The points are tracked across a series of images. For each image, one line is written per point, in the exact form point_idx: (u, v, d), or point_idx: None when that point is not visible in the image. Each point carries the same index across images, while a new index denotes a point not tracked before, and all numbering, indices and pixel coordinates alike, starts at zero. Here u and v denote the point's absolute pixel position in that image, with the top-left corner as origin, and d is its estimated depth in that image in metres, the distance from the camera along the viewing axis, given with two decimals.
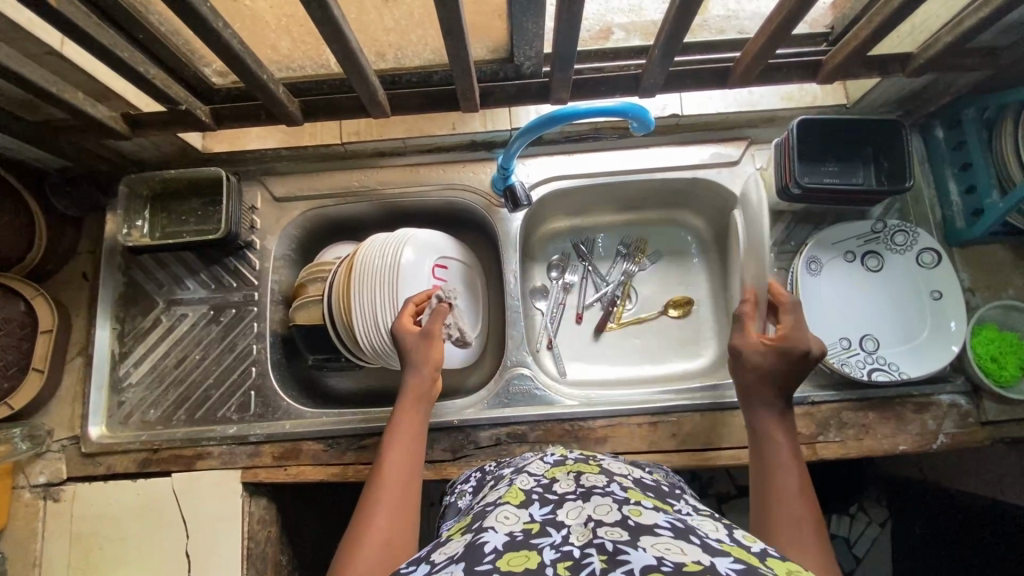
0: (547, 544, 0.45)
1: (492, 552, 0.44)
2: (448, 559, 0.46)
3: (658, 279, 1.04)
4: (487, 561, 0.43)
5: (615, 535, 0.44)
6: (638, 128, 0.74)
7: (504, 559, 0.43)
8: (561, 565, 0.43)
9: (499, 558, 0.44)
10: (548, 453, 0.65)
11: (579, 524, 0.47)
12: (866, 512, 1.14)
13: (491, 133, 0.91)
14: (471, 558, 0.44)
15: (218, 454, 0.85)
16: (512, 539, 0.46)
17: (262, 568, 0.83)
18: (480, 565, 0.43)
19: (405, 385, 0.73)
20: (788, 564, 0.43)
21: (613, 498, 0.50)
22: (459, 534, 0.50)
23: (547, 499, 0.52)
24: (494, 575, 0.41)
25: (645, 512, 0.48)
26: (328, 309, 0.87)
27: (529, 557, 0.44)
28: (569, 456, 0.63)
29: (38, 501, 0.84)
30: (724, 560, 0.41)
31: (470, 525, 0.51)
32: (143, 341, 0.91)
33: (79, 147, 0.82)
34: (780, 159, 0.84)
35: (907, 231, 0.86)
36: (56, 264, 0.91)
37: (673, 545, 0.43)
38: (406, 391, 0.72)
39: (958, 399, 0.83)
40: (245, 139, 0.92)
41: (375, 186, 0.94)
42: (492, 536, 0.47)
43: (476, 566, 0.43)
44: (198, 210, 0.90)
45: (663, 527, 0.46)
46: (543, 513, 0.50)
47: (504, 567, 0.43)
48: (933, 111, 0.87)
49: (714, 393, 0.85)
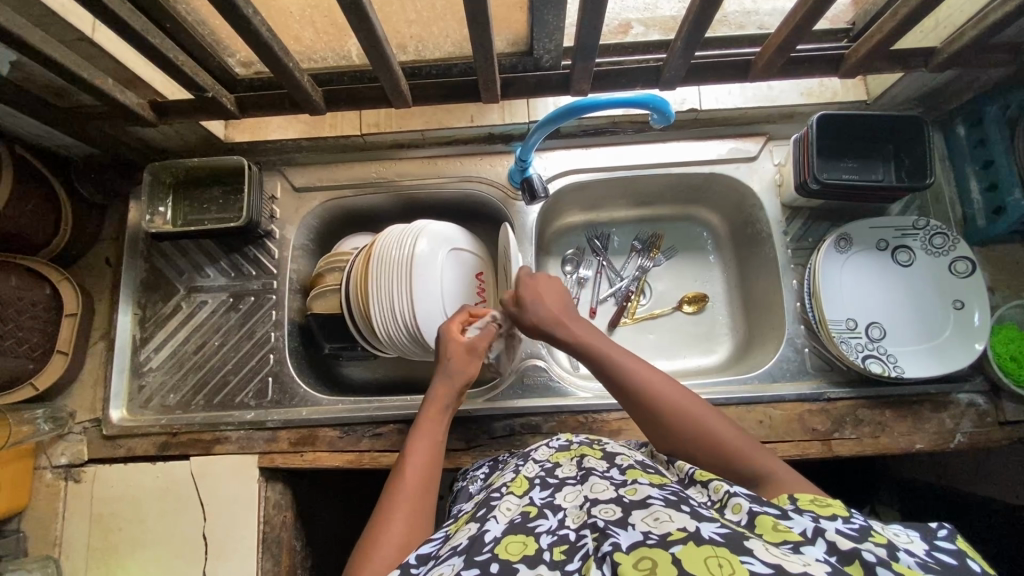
0: (544, 529, 0.47)
1: (491, 541, 0.46)
2: (451, 550, 0.46)
3: (672, 276, 1.04)
4: (486, 551, 0.44)
5: (608, 513, 0.45)
6: (657, 120, 0.74)
7: (502, 547, 0.45)
8: (557, 549, 0.44)
9: (498, 546, 0.45)
10: (554, 439, 0.66)
11: (576, 507, 0.49)
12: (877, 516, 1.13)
13: (508, 126, 0.92)
14: (471, 548, 0.45)
15: (235, 439, 0.86)
16: (511, 524, 0.48)
17: (277, 553, 0.85)
18: (479, 555, 0.44)
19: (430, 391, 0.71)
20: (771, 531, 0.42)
21: (611, 481, 0.51)
22: (463, 525, 0.52)
23: (547, 484, 0.54)
24: (493, 563, 0.43)
25: (640, 488, 0.48)
26: (346, 297, 0.88)
27: (527, 543, 0.45)
28: (575, 440, 0.64)
29: (60, 481, 0.86)
30: (710, 525, 0.40)
31: (476, 514, 0.52)
32: (163, 327, 0.92)
33: (104, 133, 0.83)
34: (799, 155, 0.84)
35: (941, 230, 0.84)
36: (80, 250, 0.93)
37: (662, 514, 0.42)
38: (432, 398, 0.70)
39: (976, 399, 0.82)
40: (266, 129, 0.93)
41: (393, 178, 0.95)
42: (493, 525, 0.48)
43: (476, 556, 0.44)
44: (219, 198, 0.91)
45: (656, 498, 0.45)
46: (542, 497, 0.51)
47: (502, 555, 0.44)
48: (955, 108, 0.86)
49: (729, 388, 0.85)
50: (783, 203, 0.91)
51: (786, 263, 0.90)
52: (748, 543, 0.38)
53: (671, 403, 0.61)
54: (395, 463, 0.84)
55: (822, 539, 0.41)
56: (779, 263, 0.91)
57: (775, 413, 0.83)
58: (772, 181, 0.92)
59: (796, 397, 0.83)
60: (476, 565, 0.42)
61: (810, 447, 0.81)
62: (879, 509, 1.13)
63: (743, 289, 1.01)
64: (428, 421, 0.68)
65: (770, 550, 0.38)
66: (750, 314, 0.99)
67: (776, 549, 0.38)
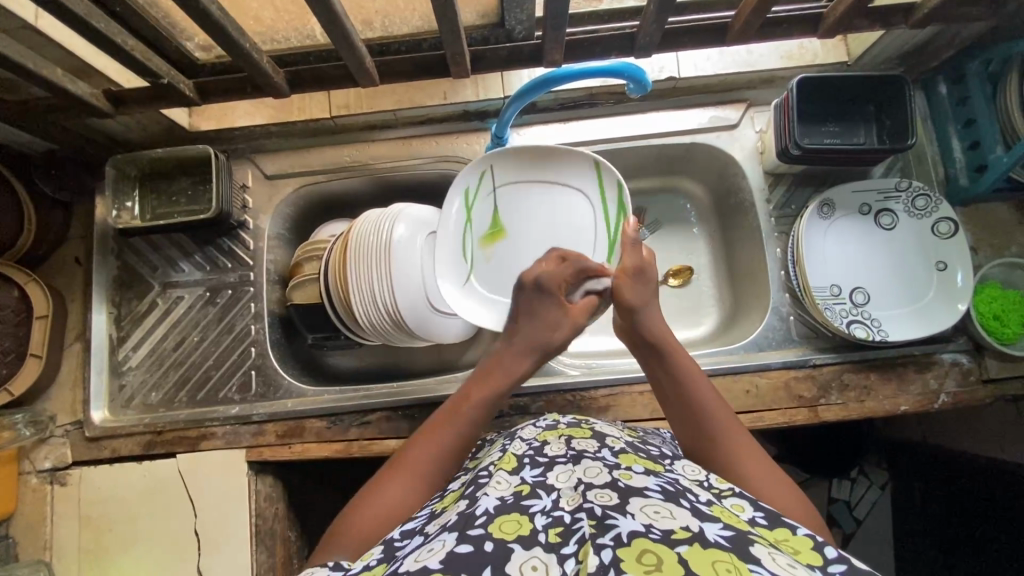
0: (539, 509, 0.46)
1: (484, 516, 0.45)
2: (440, 529, 0.47)
3: (656, 250, 1.04)
4: (479, 525, 0.44)
5: (604, 499, 0.45)
6: (633, 90, 0.72)
7: (496, 525, 0.44)
8: (552, 532, 0.43)
9: (490, 523, 0.44)
10: (539, 419, 0.65)
11: (569, 488, 0.48)
12: (867, 476, 1.20)
13: (483, 102, 0.89)
14: (463, 523, 0.45)
15: (221, 434, 0.85)
16: (504, 502, 0.47)
17: (271, 544, 0.84)
18: (472, 530, 0.44)
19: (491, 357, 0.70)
20: (775, 534, 0.45)
21: (604, 463, 0.51)
22: (451, 503, 0.52)
23: (538, 463, 0.53)
24: (487, 542, 0.42)
25: (635, 475, 0.49)
26: (327, 288, 0.88)
27: (521, 523, 0.44)
28: (561, 421, 0.63)
29: (45, 485, 0.85)
30: (713, 527, 0.42)
31: (465, 494, 0.51)
32: (140, 325, 0.90)
33: (61, 126, 0.79)
34: (780, 121, 0.82)
35: (929, 195, 0.83)
36: (48, 250, 0.89)
37: (663, 508, 0.43)
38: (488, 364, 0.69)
39: (960, 358, 0.83)
40: (232, 116, 0.89)
41: (367, 161, 0.92)
42: (485, 501, 0.48)
43: (469, 531, 0.44)
44: (188, 189, 0.88)
45: (653, 490, 0.46)
46: (534, 476, 0.51)
47: (496, 533, 0.43)
48: (936, 65, 0.84)
49: (716, 358, 0.85)
50: (766, 170, 0.90)
51: (769, 231, 0.89)
52: (753, 549, 0.40)
53: (725, 421, 0.61)
54: (384, 450, 0.83)
55: (828, 544, 0.42)
56: (762, 232, 0.90)
57: (761, 381, 0.83)
58: (754, 149, 0.91)
59: (781, 364, 0.83)
60: (469, 542, 0.42)
61: (796, 414, 0.82)
62: (868, 469, 1.20)
63: (727, 259, 1.01)
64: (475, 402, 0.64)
65: (776, 558, 0.39)
66: (735, 284, 0.99)
67: (784, 559, 0.39)
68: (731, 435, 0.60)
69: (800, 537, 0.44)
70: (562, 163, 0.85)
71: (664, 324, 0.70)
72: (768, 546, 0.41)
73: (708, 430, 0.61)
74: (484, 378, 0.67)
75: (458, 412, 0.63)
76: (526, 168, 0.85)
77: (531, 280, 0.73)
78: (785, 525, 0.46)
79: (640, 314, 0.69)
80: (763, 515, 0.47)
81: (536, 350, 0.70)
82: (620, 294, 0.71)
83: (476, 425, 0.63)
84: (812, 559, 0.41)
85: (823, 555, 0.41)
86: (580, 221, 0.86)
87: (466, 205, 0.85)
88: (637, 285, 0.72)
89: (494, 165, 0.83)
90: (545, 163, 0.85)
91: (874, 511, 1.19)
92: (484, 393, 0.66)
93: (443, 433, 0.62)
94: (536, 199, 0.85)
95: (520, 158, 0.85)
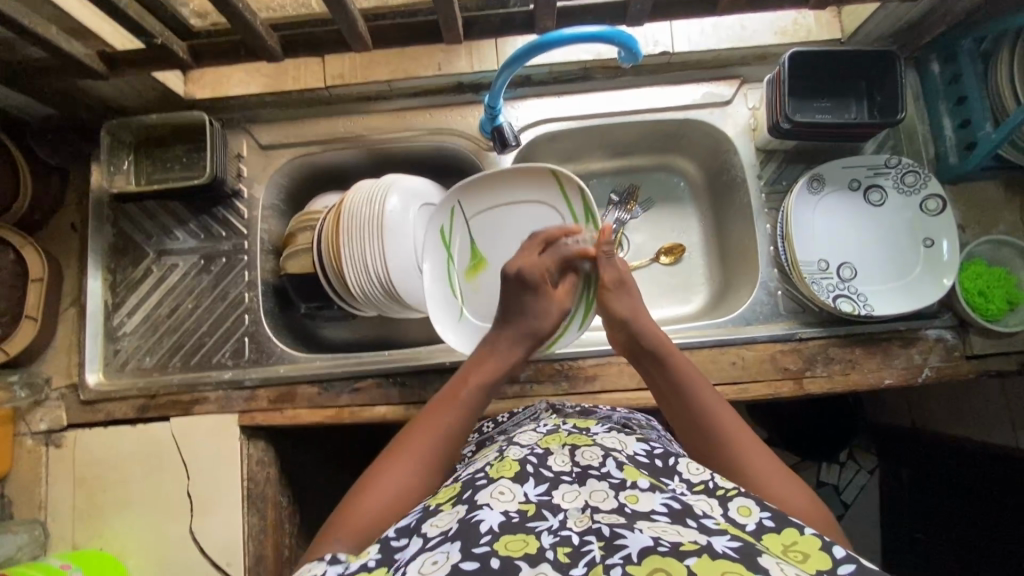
0: (544, 529, 0.48)
1: (488, 532, 0.47)
2: (442, 535, 0.49)
3: (649, 228, 1.05)
4: (485, 543, 0.47)
5: (611, 519, 0.48)
6: (624, 59, 0.72)
7: (501, 543, 0.47)
8: (561, 551, 0.46)
9: (496, 541, 0.47)
10: (541, 423, 0.67)
11: (576, 509, 0.51)
12: (856, 461, 1.25)
13: (477, 74, 0.89)
14: (468, 537, 0.47)
15: (214, 399, 0.87)
16: (509, 519, 0.49)
17: (262, 507, 0.86)
18: (477, 547, 0.46)
19: (487, 343, 0.76)
20: (783, 538, 0.49)
21: (610, 482, 0.53)
22: (450, 504, 0.53)
23: (541, 476, 0.55)
24: (493, 559, 0.45)
25: (641, 496, 0.51)
26: (319, 257, 0.88)
27: (528, 542, 0.47)
28: (563, 426, 0.65)
29: (40, 447, 0.86)
30: (722, 539, 0.46)
31: (462, 497, 0.53)
32: (135, 291, 0.91)
33: (57, 90, 0.80)
34: (771, 96, 0.82)
35: (919, 171, 0.84)
36: (44, 216, 0.90)
37: (669, 528, 0.47)
38: (484, 350, 0.75)
39: (945, 334, 0.84)
40: (227, 84, 0.90)
41: (361, 132, 0.93)
42: (488, 514, 0.49)
43: (474, 548, 0.46)
44: (183, 156, 0.89)
45: (660, 512, 0.50)
46: (538, 494, 0.52)
47: (502, 551, 0.46)
48: (929, 43, 0.85)
49: (703, 331, 0.86)
50: (758, 147, 0.90)
51: (759, 207, 0.90)
52: (761, 559, 0.44)
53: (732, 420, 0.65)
54: (374, 415, 0.84)
55: (834, 544, 0.48)
56: (753, 208, 0.90)
57: (747, 354, 0.84)
58: (746, 126, 0.91)
59: (768, 337, 0.84)
60: (475, 559, 0.45)
61: (781, 385, 0.83)
62: (857, 454, 1.25)
63: (718, 237, 1.02)
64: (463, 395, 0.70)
65: (783, 568, 0.43)
66: (726, 262, 1.00)
67: (788, 567, 0.44)
68: (738, 434, 0.64)
69: (808, 538, 0.49)
70: (518, 185, 0.87)
71: (658, 329, 0.75)
72: (776, 557, 0.45)
73: (715, 431, 0.64)
74: (479, 362, 0.74)
75: (455, 400, 0.69)
76: (489, 195, 0.87)
77: (514, 271, 0.76)
78: (792, 526, 0.50)
79: (633, 324, 0.75)
80: (770, 516, 0.51)
81: (526, 337, 0.76)
82: (613, 310, 0.77)
83: (470, 411, 0.69)
84: (821, 563, 0.46)
85: (831, 556, 0.47)
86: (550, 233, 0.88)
87: (445, 242, 0.87)
88: (624, 297, 0.77)
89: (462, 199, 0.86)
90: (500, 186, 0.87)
91: (862, 494, 1.25)
92: (477, 380, 0.71)
93: (439, 418, 0.67)
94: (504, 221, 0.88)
95: (481, 186, 0.87)
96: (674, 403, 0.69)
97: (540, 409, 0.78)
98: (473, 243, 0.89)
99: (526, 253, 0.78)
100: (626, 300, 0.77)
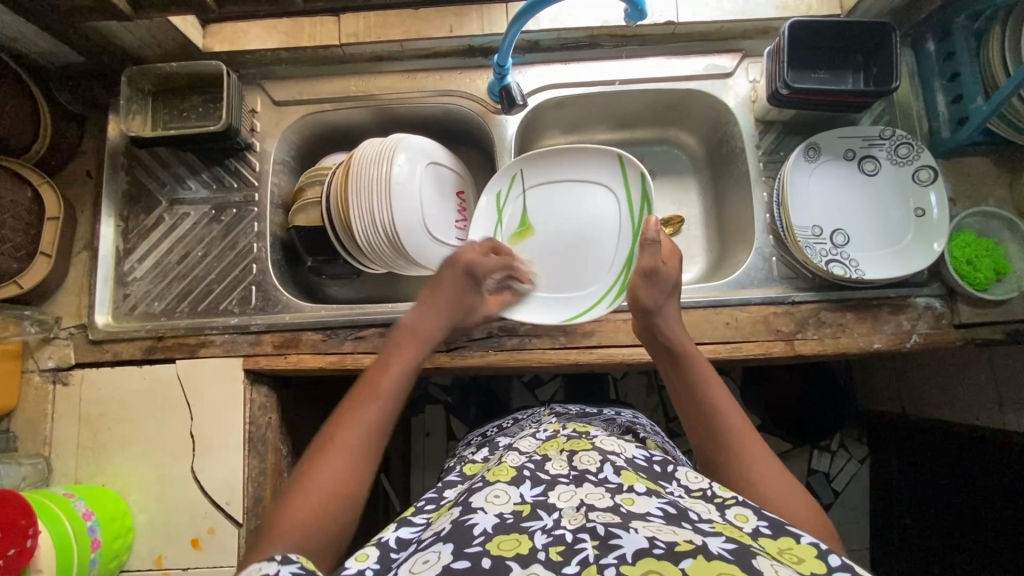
0: (538, 528, 0.50)
1: (481, 535, 0.48)
2: (434, 537, 0.50)
3: (650, 199, 1.08)
4: (477, 544, 0.47)
5: (606, 519, 0.49)
6: (630, 15, 0.75)
7: (495, 543, 0.47)
8: (554, 550, 0.46)
9: (488, 541, 0.47)
10: (540, 431, 0.72)
11: (571, 508, 0.52)
12: (846, 449, 1.29)
13: (487, 37, 0.92)
14: (461, 539, 0.48)
15: (220, 342, 0.88)
16: (502, 521, 0.51)
17: (263, 451, 0.87)
18: (471, 546, 0.47)
19: (405, 322, 0.76)
20: (779, 543, 0.48)
21: (606, 486, 0.55)
22: (447, 510, 0.55)
23: (539, 480, 0.57)
24: (485, 558, 0.45)
25: (637, 498, 0.53)
26: (327, 210, 0.90)
27: (521, 541, 0.48)
28: (561, 433, 0.69)
29: (47, 384, 0.88)
30: (717, 541, 0.45)
31: (460, 501, 0.55)
32: (146, 238, 0.93)
33: (84, 35, 0.83)
34: (771, 65, 0.85)
35: (912, 143, 0.87)
36: (61, 161, 0.92)
37: (664, 527, 0.47)
38: (404, 326, 0.75)
39: (932, 302, 0.86)
40: (246, 39, 0.93)
41: (373, 92, 0.95)
42: (483, 518, 0.51)
43: (466, 548, 0.46)
44: (199, 106, 0.92)
45: (655, 514, 0.50)
46: (534, 496, 0.54)
47: (494, 551, 0.46)
48: (924, 21, 0.88)
49: (700, 291, 0.89)
50: (757, 118, 0.93)
51: (757, 176, 0.92)
52: (756, 561, 0.43)
53: (739, 423, 0.66)
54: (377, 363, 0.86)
55: (832, 553, 0.46)
56: (751, 176, 0.93)
57: (741, 315, 0.86)
58: (747, 97, 0.94)
59: (763, 300, 0.87)
60: (467, 558, 0.45)
61: (773, 346, 0.85)
62: (847, 442, 1.29)
63: (717, 210, 1.04)
64: (387, 373, 0.67)
65: (777, 570, 0.42)
66: (723, 233, 1.02)
67: (784, 569, 0.43)
68: (740, 436, 0.64)
69: (804, 546, 0.47)
70: (580, 160, 0.90)
71: (680, 328, 0.75)
72: (769, 558, 0.44)
73: (720, 432, 0.65)
74: (399, 348, 0.72)
75: (383, 385, 0.66)
76: (554, 171, 0.91)
77: (464, 265, 0.80)
78: (789, 535, 0.49)
79: (655, 317, 0.76)
80: (767, 524, 0.50)
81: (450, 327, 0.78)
82: (639, 300, 0.76)
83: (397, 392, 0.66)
84: (816, 568, 0.44)
85: (827, 563, 0.45)
86: (603, 215, 0.89)
87: (498, 206, 0.91)
88: (655, 289, 0.76)
89: (524, 169, 0.90)
90: (560, 164, 0.90)
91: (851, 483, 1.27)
92: (400, 363, 0.69)
93: (372, 395, 0.64)
94: (563, 198, 0.91)
95: (542, 162, 0.91)
96: (688, 404, 0.70)
97: (541, 415, 0.85)
98: (525, 212, 0.91)
99: (466, 249, 0.82)
100: (658, 289, 0.76)
